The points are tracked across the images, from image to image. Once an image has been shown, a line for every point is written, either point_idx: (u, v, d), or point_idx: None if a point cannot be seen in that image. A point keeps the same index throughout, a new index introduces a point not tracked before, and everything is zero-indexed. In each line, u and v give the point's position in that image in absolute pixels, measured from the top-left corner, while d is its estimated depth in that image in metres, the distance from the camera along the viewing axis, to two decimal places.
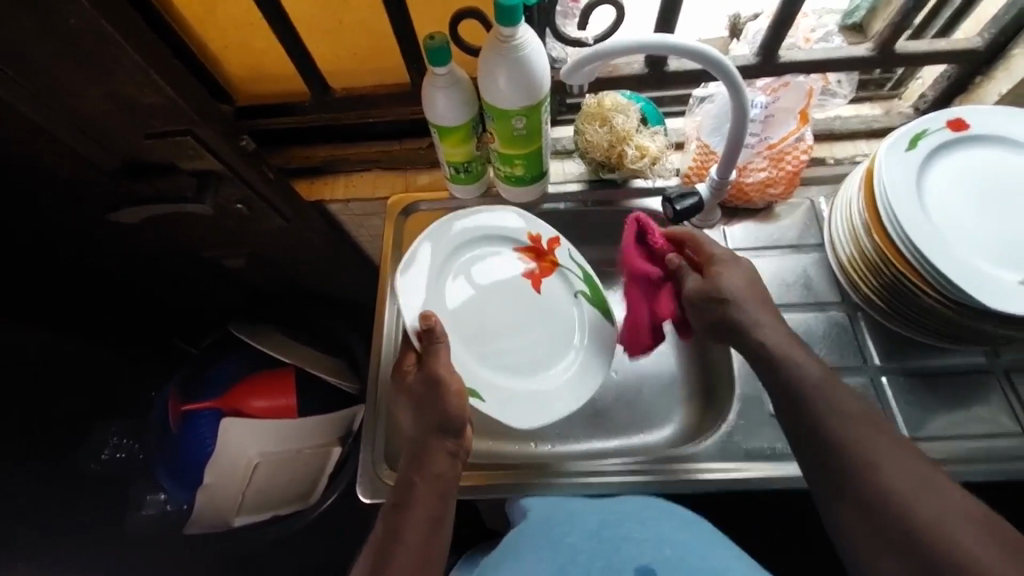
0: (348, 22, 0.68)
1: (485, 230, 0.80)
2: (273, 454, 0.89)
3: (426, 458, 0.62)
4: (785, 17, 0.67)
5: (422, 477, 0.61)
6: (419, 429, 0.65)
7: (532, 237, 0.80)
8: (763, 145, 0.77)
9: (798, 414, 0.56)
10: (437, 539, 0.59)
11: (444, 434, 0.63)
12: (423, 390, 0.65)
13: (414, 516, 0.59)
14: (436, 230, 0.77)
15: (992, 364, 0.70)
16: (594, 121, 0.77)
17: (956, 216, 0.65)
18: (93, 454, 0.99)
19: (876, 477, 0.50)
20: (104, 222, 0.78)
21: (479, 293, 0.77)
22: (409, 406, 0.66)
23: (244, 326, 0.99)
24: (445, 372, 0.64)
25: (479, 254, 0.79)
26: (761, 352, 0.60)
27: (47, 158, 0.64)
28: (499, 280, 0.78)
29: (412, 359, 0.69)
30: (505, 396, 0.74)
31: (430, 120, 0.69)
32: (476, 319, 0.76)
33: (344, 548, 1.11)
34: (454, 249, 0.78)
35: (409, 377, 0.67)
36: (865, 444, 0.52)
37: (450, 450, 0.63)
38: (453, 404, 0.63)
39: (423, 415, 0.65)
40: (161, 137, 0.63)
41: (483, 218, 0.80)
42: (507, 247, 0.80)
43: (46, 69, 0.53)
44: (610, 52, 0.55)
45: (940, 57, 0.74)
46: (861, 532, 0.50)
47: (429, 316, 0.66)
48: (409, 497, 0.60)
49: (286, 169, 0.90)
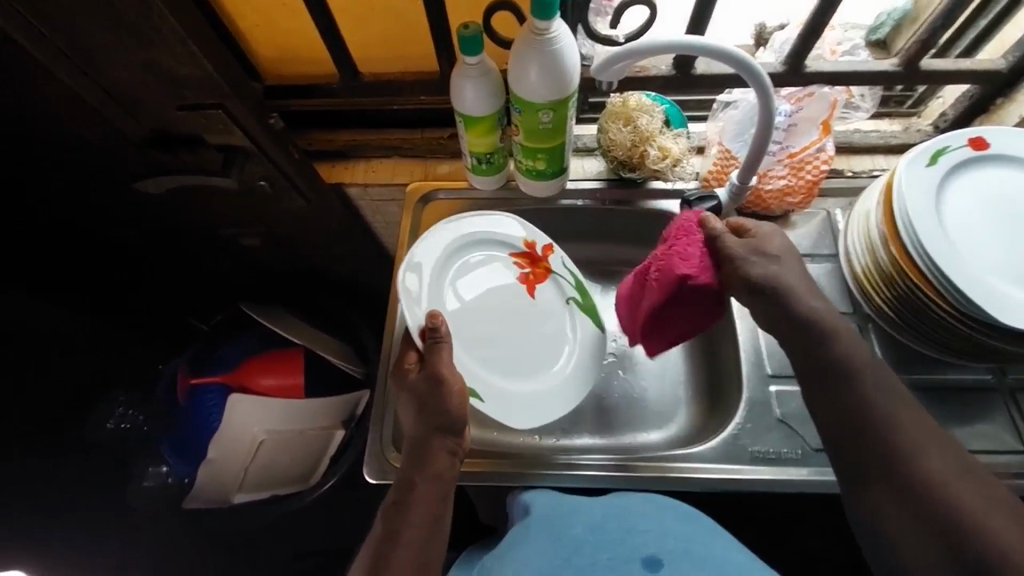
0: (381, 8, 0.69)
1: (486, 230, 0.80)
2: (277, 433, 0.91)
3: (428, 457, 0.62)
4: (815, 26, 0.68)
5: (423, 476, 0.61)
6: (419, 428, 0.64)
7: (528, 243, 0.81)
8: (785, 153, 0.77)
9: (840, 403, 0.57)
10: (436, 539, 0.60)
11: (445, 433, 0.63)
12: (424, 388, 0.64)
13: (414, 514, 0.59)
14: (439, 232, 0.78)
15: (998, 383, 0.71)
16: (618, 120, 0.78)
17: (972, 234, 0.66)
18: (99, 424, 1.01)
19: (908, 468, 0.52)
20: (127, 192, 0.79)
21: (478, 294, 0.78)
22: (412, 405, 0.65)
23: (257, 306, 1.00)
24: (448, 372, 0.64)
25: (476, 256, 0.80)
26: (799, 353, 0.60)
27: (78, 123, 0.65)
28: (497, 284, 0.79)
29: (414, 357, 0.68)
30: (507, 397, 0.74)
31: (457, 109, 0.70)
32: (475, 320, 0.76)
33: (340, 532, 1.11)
34: (455, 249, 0.79)
35: (410, 374, 0.66)
36: (909, 425, 0.54)
37: (451, 449, 0.63)
38: (455, 403, 0.63)
39: (425, 414, 0.64)
40: (193, 109, 0.64)
41: (483, 221, 0.80)
42: (502, 252, 0.81)
43: (87, 35, 0.53)
44: (643, 51, 0.56)
45: (964, 77, 0.75)
46: (897, 521, 0.52)
47: (435, 316, 0.65)
48: (410, 496, 0.60)
49: (309, 151, 0.90)
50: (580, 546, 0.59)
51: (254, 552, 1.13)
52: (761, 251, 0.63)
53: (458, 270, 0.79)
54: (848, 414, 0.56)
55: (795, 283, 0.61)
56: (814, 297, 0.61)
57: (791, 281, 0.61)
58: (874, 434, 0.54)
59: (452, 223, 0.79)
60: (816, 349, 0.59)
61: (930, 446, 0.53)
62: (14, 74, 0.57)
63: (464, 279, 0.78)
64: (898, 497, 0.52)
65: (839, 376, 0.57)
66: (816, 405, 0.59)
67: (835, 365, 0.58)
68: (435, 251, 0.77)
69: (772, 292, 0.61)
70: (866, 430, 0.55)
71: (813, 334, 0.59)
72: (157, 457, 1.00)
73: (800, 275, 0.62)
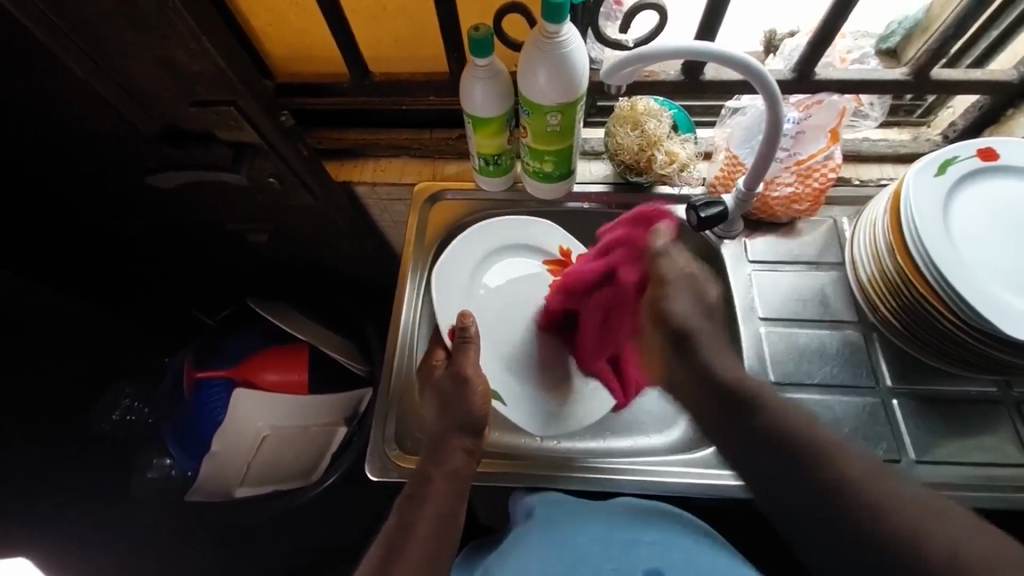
0: (393, 8, 0.69)
1: (521, 238, 0.86)
2: (282, 428, 0.92)
3: (445, 453, 0.65)
4: (825, 34, 0.68)
5: (439, 471, 0.63)
6: (439, 426, 0.68)
7: (563, 251, 0.85)
8: (792, 160, 0.78)
9: (756, 440, 0.56)
10: (447, 537, 0.59)
11: (463, 430, 0.67)
12: (448, 386, 0.70)
13: (428, 510, 0.60)
14: (478, 234, 0.84)
15: (1003, 396, 0.71)
16: (626, 124, 0.78)
17: (980, 245, 0.65)
18: (104, 415, 1.02)
19: (854, 502, 0.48)
20: (138, 187, 0.80)
21: (508, 300, 0.84)
22: (435, 400, 0.71)
23: (263, 302, 1.01)
24: (472, 371, 0.69)
25: (512, 263, 0.86)
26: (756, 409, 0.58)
27: (91, 116, 0.66)
28: (529, 292, 0.85)
29: (441, 354, 0.76)
30: (531, 401, 0.81)
31: (466, 110, 0.70)
32: (505, 327, 0.83)
33: (339, 532, 1.11)
34: (493, 252, 0.85)
35: (437, 369, 0.74)
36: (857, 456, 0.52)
37: (467, 448, 0.66)
38: (477, 403, 0.68)
39: (447, 410, 0.68)
40: (205, 106, 0.65)
41: (517, 228, 0.85)
42: (537, 259, 0.86)
43: (102, 30, 0.54)
44: (651, 56, 0.56)
45: (976, 87, 0.75)
46: None
47: (466, 316, 0.72)
48: (425, 490, 0.62)
49: (318, 149, 0.91)
50: (585, 559, 0.60)
51: (255, 549, 1.13)
52: (696, 290, 0.66)
53: (492, 276, 0.85)
54: (773, 453, 0.55)
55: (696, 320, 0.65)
56: (717, 356, 0.63)
57: (705, 336, 0.64)
58: (797, 478, 0.52)
59: (490, 228, 0.85)
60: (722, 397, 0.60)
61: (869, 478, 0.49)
62: (30, 67, 0.58)
63: (495, 285, 0.85)
64: (839, 537, 0.48)
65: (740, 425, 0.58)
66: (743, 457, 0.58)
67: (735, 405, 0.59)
68: (473, 253, 0.84)
69: (687, 333, 0.64)
70: (796, 467, 0.52)
71: (727, 404, 0.59)
72: (161, 449, 1.02)
73: (714, 331, 0.65)
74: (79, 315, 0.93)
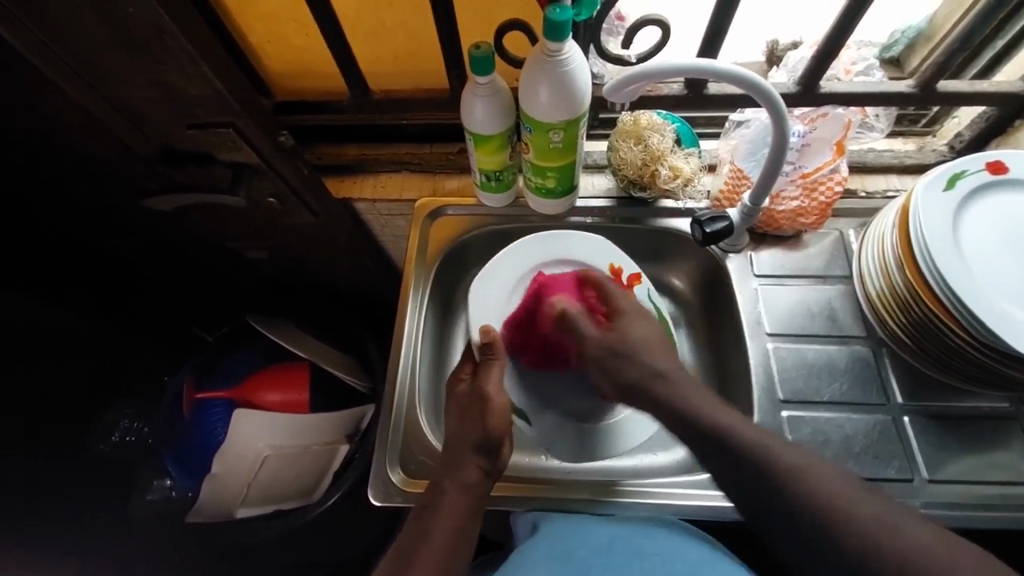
0: (392, 25, 0.68)
1: (562, 252, 0.80)
2: (283, 449, 0.90)
3: (459, 465, 0.63)
4: (830, 48, 0.67)
5: (453, 483, 0.62)
6: (456, 441, 0.65)
7: (614, 269, 0.80)
8: (797, 173, 0.77)
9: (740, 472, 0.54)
10: (462, 549, 0.59)
11: (481, 448, 0.64)
12: (467, 400, 0.67)
13: (440, 522, 0.59)
14: (517, 247, 0.80)
15: (1016, 411, 0.70)
16: (629, 139, 0.78)
17: (989, 258, 0.64)
18: (103, 436, 1.01)
19: (810, 512, 0.50)
20: (134, 206, 0.79)
21: None
22: (455, 413, 0.67)
23: (263, 320, 1.00)
24: (494, 388, 0.67)
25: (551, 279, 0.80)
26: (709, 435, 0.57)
27: (87, 139, 0.65)
28: None
29: (468, 369, 0.71)
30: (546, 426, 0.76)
31: (467, 127, 0.69)
32: None
33: (339, 550, 1.09)
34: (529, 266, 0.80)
35: (461, 384, 0.70)
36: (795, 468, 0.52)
37: (481, 464, 0.64)
38: (494, 424, 0.64)
39: (465, 426, 0.65)
40: (203, 127, 0.64)
41: (557, 241, 0.80)
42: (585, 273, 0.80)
43: (97, 55, 0.54)
44: (656, 73, 0.56)
45: (982, 99, 0.74)
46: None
47: (490, 332, 0.71)
48: (439, 501, 0.61)
49: (318, 165, 0.90)
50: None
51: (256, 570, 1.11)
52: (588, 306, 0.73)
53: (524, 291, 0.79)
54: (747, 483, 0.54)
55: (654, 356, 0.66)
56: (658, 355, 0.67)
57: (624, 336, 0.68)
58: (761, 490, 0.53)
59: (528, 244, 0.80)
60: (687, 427, 0.60)
61: (855, 499, 0.50)
62: (22, 92, 0.57)
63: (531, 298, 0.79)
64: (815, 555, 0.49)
65: (717, 457, 0.57)
66: (723, 486, 0.56)
67: (703, 435, 0.58)
68: (515, 264, 0.80)
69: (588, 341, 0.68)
70: (769, 491, 0.52)
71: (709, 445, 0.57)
72: (161, 470, 1.03)
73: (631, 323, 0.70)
74: (76, 336, 0.92)
